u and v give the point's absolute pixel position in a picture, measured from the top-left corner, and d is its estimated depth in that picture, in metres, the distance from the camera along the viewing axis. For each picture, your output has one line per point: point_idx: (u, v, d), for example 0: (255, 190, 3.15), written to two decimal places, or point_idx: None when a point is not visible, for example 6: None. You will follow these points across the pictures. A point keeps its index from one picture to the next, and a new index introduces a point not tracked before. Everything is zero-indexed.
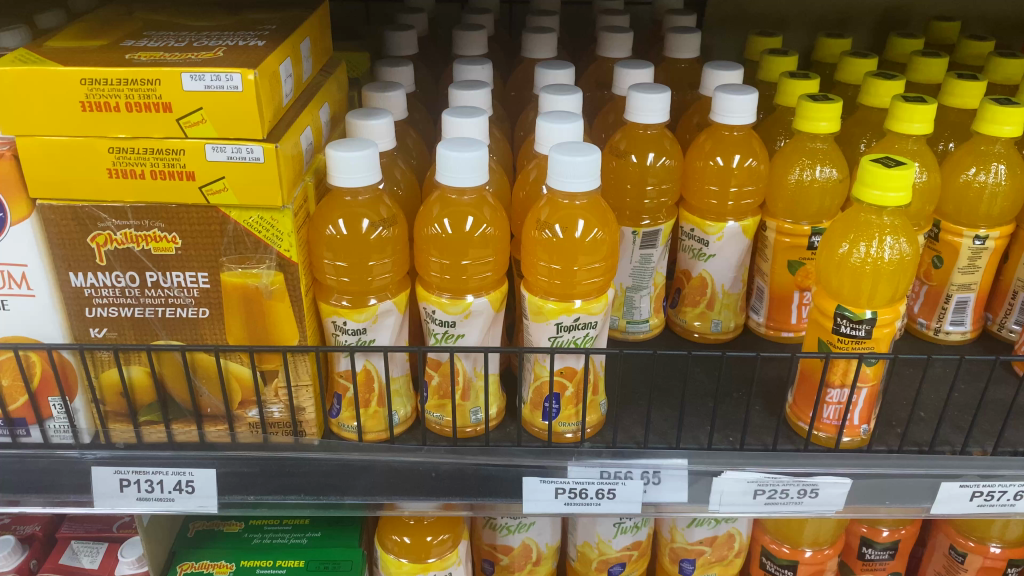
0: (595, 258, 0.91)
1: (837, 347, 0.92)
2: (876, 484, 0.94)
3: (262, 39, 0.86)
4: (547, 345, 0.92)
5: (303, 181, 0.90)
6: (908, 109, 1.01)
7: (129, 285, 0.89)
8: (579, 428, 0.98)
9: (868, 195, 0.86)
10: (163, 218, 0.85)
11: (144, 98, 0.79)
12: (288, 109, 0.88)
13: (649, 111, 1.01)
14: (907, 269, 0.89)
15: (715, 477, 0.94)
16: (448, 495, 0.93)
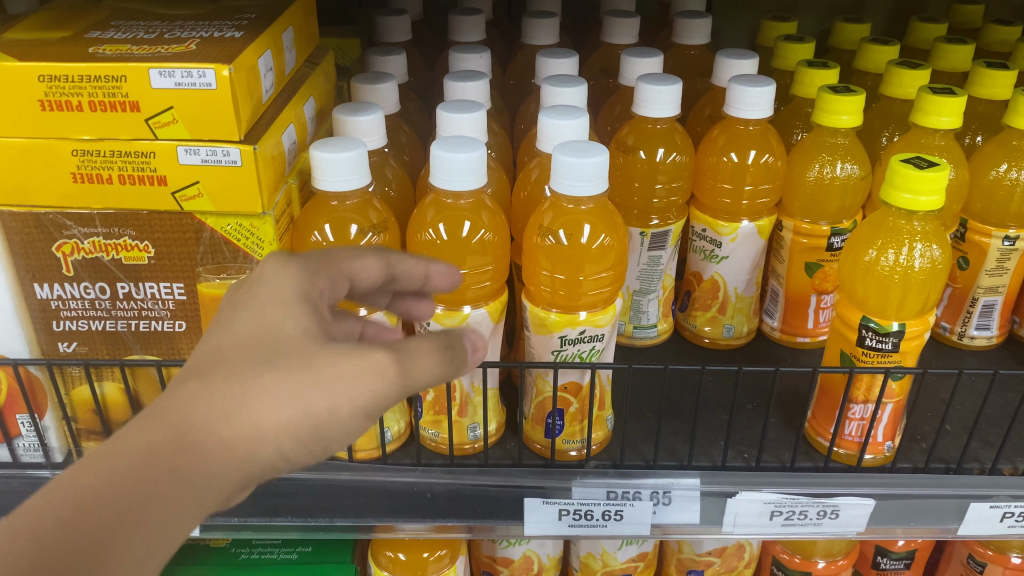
0: (602, 269, 0.84)
1: (861, 360, 0.85)
2: (901, 505, 0.88)
3: (239, 30, 0.79)
4: (551, 359, 0.86)
5: (287, 183, 0.83)
6: (937, 102, 0.95)
7: (99, 297, 0.83)
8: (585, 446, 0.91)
9: (896, 199, 0.80)
10: (134, 226, 0.79)
11: (109, 96, 0.72)
12: (268, 106, 0.81)
13: (659, 105, 0.94)
14: (939, 278, 0.82)
15: (729, 498, 0.88)
16: (447, 517, 0.88)
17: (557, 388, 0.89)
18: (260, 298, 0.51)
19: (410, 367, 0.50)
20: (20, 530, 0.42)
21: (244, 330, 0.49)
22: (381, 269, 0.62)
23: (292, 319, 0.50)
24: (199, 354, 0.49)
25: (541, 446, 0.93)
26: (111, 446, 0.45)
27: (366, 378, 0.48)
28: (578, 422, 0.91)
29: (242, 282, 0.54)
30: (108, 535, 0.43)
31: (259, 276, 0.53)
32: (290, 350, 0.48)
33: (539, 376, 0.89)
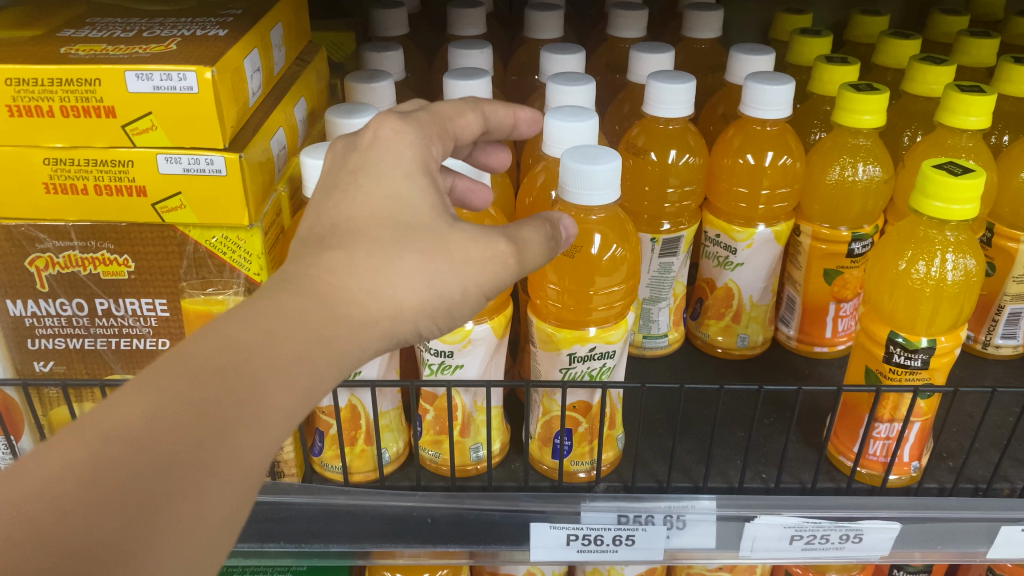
0: (613, 282, 0.79)
1: (889, 378, 0.80)
2: (928, 529, 0.83)
3: (224, 28, 0.73)
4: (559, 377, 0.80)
5: (277, 191, 0.78)
6: (965, 101, 0.90)
7: (77, 314, 0.78)
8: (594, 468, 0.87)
9: (928, 207, 0.74)
10: (112, 239, 0.73)
11: (83, 101, 0.66)
12: (255, 109, 0.75)
13: (671, 104, 0.89)
14: (972, 290, 0.77)
15: (747, 522, 0.83)
16: (448, 542, 0.83)
17: (566, 407, 0.84)
18: (384, 175, 0.56)
19: (522, 248, 0.58)
20: (175, 373, 0.43)
21: (373, 203, 0.55)
22: (479, 124, 0.68)
23: (418, 198, 0.55)
24: (332, 220, 0.54)
25: (547, 466, 0.88)
26: (261, 311, 0.47)
27: (489, 259, 0.56)
28: (587, 442, 0.86)
29: (354, 149, 0.59)
30: (256, 379, 0.45)
31: (376, 152, 0.57)
32: (423, 228, 0.54)
33: (546, 395, 0.84)
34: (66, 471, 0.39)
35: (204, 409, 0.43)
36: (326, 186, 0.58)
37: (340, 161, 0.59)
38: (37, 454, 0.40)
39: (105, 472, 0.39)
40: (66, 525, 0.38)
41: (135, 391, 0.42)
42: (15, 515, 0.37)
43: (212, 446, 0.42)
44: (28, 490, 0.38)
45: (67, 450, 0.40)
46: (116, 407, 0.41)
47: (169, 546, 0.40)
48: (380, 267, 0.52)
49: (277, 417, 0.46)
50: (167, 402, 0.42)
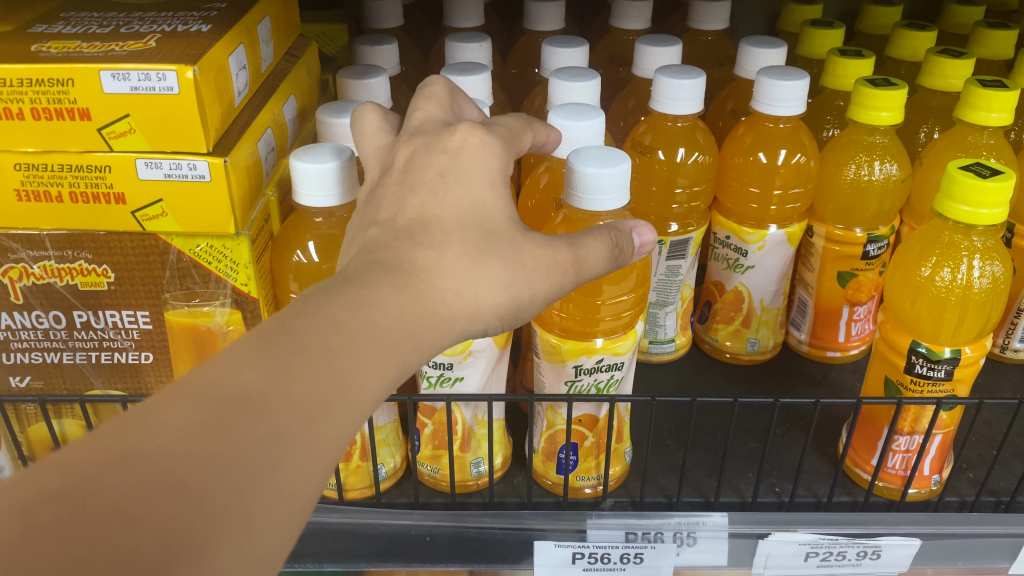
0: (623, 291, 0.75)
1: (910, 389, 0.77)
2: (950, 546, 0.79)
3: (206, 23, 0.69)
4: (564, 391, 0.77)
5: (265, 196, 0.73)
6: (987, 96, 0.85)
7: (54, 327, 0.73)
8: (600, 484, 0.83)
9: (954, 212, 0.70)
10: (90, 248, 0.69)
11: (55, 103, 0.62)
12: (241, 110, 0.71)
13: (679, 101, 0.84)
14: (999, 298, 0.73)
15: (761, 539, 0.79)
16: (448, 562, 0.80)
17: (572, 421, 0.80)
18: (475, 180, 0.56)
19: (586, 262, 0.58)
20: (277, 346, 0.43)
21: (461, 209, 0.54)
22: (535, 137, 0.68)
23: (500, 207, 0.55)
24: (419, 215, 0.54)
25: (551, 481, 0.85)
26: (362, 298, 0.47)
27: (558, 272, 0.56)
28: (593, 457, 0.82)
29: (440, 150, 0.58)
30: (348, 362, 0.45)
31: (467, 158, 0.57)
32: (504, 237, 0.54)
33: (550, 408, 0.80)
34: (184, 429, 0.38)
35: (307, 386, 0.42)
36: (408, 184, 0.56)
37: (424, 160, 0.57)
38: (151, 409, 0.38)
39: (224, 433, 0.38)
40: (186, 481, 0.36)
41: (246, 360, 0.42)
42: (135, 470, 0.36)
43: (308, 431, 0.41)
44: (146, 443, 0.37)
45: (184, 409, 0.38)
46: (228, 376, 0.41)
47: (271, 524, 0.39)
48: (461, 262, 0.52)
49: (360, 404, 0.44)
50: (278, 375, 0.42)
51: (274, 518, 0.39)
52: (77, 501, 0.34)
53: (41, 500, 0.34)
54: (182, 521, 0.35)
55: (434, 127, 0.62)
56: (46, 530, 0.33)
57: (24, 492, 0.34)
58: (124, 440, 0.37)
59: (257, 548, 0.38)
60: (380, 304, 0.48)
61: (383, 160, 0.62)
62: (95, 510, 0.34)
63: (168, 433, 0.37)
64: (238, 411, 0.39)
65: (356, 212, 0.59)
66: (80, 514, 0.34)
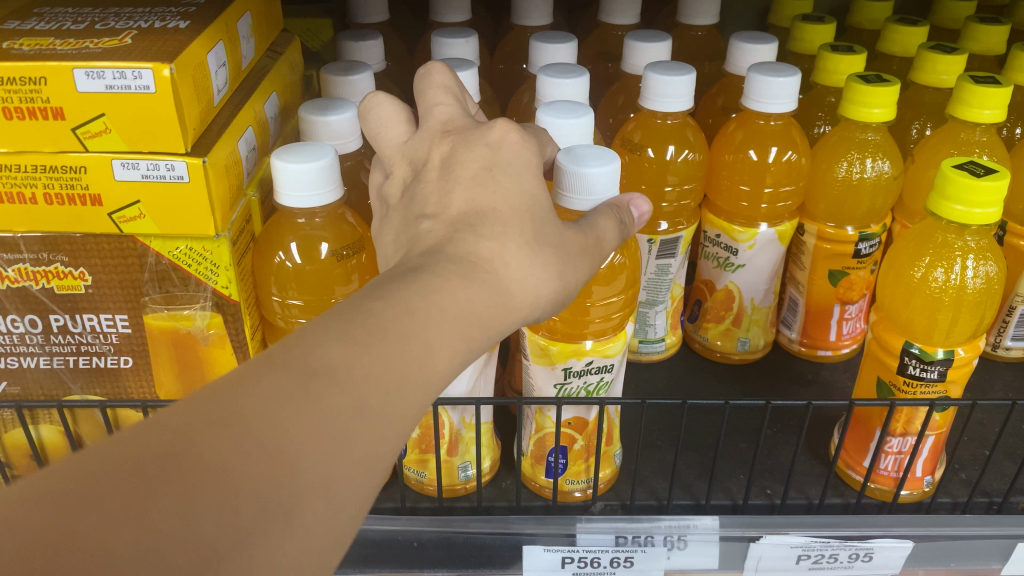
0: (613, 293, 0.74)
1: (902, 391, 0.76)
2: (943, 548, 0.78)
3: (184, 19, 0.67)
4: (553, 394, 0.75)
5: (246, 196, 0.72)
6: (979, 93, 0.84)
7: (29, 331, 0.72)
8: (590, 487, 0.82)
9: (948, 211, 0.69)
10: (66, 251, 0.67)
11: (27, 101, 0.60)
12: (221, 109, 0.69)
13: (671, 97, 0.83)
14: (993, 298, 0.73)
15: (752, 543, 0.78)
16: (436, 566, 0.78)
17: (561, 424, 0.79)
18: (521, 174, 0.51)
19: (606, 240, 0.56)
20: (342, 327, 0.40)
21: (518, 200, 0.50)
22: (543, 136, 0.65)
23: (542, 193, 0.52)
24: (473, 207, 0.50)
25: (537, 485, 0.84)
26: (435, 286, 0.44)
27: (590, 259, 0.54)
28: (582, 460, 0.81)
29: (479, 143, 0.53)
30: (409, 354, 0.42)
31: (509, 151, 0.52)
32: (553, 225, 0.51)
33: (539, 411, 0.79)
34: (267, 400, 0.36)
35: (385, 360, 0.40)
36: (449, 178, 0.52)
37: (462, 153, 0.53)
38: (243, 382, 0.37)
39: (308, 406, 0.37)
40: (271, 455, 0.35)
41: (329, 337, 0.40)
42: (191, 455, 0.33)
43: (360, 422, 0.38)
44: (232, 413, 0.35)
45: (255, 389, 0.36)
46: (312, 349, 0.39)
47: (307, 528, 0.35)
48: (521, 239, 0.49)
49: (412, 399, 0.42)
50: (357, 353, 0.39)
51: (354, 493, 0.38)
52: (164, 469, 0.32)
53: (127, 463, 0.32)
54: (238, 508, 0.33)
55: (465, 121, 0.57)
56: (140, 494, 0.31)
57: (107, 457, 0.32)
58: (215, 407, 0.35)
59: (339, 523, 0.37)
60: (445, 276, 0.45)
61: (416, 158, 0.57)
62: (187, 483, 0.32)
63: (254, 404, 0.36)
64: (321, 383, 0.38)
65: (395, 211, 0.55)
66: (176, 481, 0.32)
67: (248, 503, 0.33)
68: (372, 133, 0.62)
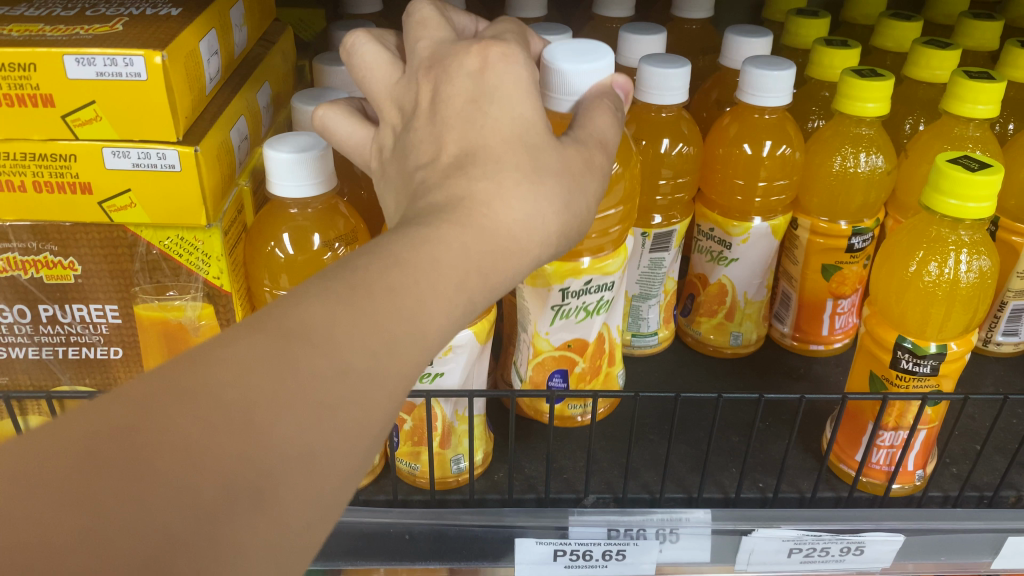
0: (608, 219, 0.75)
1: (895, 384, 0.76)
2: (934, 541, 0.79)
3: (177, 6, 0.66)
4: (551, 315, 0.77)
5: (237, 186, 0.71)
6: (974, 88, 0.84)
7: (18, 321, 0.71)
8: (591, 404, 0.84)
9: (943, 205, 0.69)
10: (56, 240, 0.67)
11: (17, 88, 0.59)
12: (213, 97, 0.69)
13: (666, 90, 0.83)
14: (987, 292, 0.73)
15: (745, 536, 0.78)
16: (428, 559, 0.78)
17: (559, 347, 0.79)
18: (511, 96, 0.48)
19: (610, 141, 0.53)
20: None
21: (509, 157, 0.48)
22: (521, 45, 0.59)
23: None
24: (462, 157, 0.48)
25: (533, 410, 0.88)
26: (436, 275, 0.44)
27: None
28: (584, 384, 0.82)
29: (460, 75, 0.49)
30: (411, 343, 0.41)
31: (493, 76, 0.48)
32: None
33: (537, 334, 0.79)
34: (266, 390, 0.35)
35: (394, 342, 0.39)
36: (439, 121, 0.49)
37: (445, 88, 0.49)
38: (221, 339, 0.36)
39: (307, 396, 0.36)
40: (273, 444, 0.34)
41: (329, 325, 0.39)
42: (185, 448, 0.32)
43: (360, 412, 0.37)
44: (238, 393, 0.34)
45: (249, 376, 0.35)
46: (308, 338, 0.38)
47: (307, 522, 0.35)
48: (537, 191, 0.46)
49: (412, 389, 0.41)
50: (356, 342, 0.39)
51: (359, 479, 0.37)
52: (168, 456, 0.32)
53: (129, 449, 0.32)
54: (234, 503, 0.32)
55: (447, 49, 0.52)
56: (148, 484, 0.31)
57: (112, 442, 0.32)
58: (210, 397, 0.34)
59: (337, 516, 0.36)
60: (449, 218, 0.43)
61: (402, 101, 0.53)
62: (180, 475, 0.32)
63: (261, 377, 0.35)
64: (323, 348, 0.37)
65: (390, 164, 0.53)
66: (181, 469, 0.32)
67: (238, 486, 0.33)
68: (359, 76, 0.57)
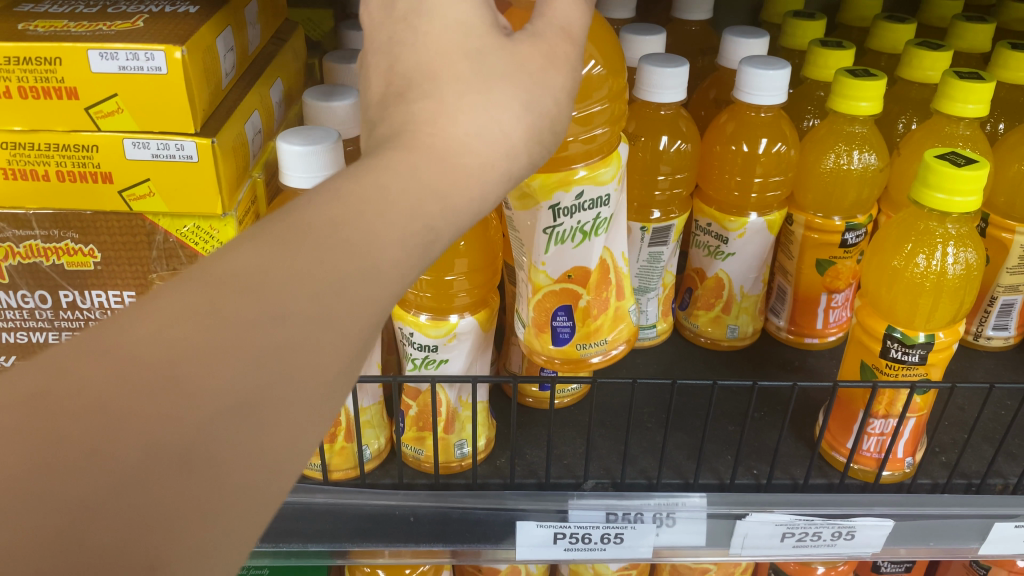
0: (595, 119, 0.68)
1: (884, 373, 0.79)
2: (922, 526, 0.81)
3: (194, 4, 0.69)
4: (544, 239, 0.71)
5: (251, 178, 0.74)
6: (964, 88, 0.86)
7: (39, 307, 0.74)
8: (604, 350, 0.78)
9: (930, 199, 0.72)
10: (76, 228, 0.69)
11: (42, 81, 0.62)
12: (228, 92, 0.71)
13: (664, 88, 0.85)
14: (973, 284, 0.76)
15: (739, 520, 0.80)
16: (431, 541, 0.80)
17: (559, 279, 0.74)
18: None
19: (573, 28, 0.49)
20: None
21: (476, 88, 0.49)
22: None
23: None
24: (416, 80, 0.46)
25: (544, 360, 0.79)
26: None
27: None
28: (591, 319, 0.77)
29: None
30: None
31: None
32: None
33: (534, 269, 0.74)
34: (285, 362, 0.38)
35: None
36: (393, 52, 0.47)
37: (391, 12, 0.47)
38: (222, 254, 0.37)
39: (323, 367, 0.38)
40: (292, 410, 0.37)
41: None
42: None
43: None
44: None
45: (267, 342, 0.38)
46: None
47: None
48: (514, 148, 0.46)
49: None
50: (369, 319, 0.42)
51: None
52: None
53: None
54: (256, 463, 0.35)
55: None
56: None
57: None
58: None
59: None
60: None
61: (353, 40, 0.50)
62: None
63: (244, 334, 0.35)
64: (339, 295, 0.38)
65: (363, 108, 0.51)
66: None
67: (260, 446, 0.35)
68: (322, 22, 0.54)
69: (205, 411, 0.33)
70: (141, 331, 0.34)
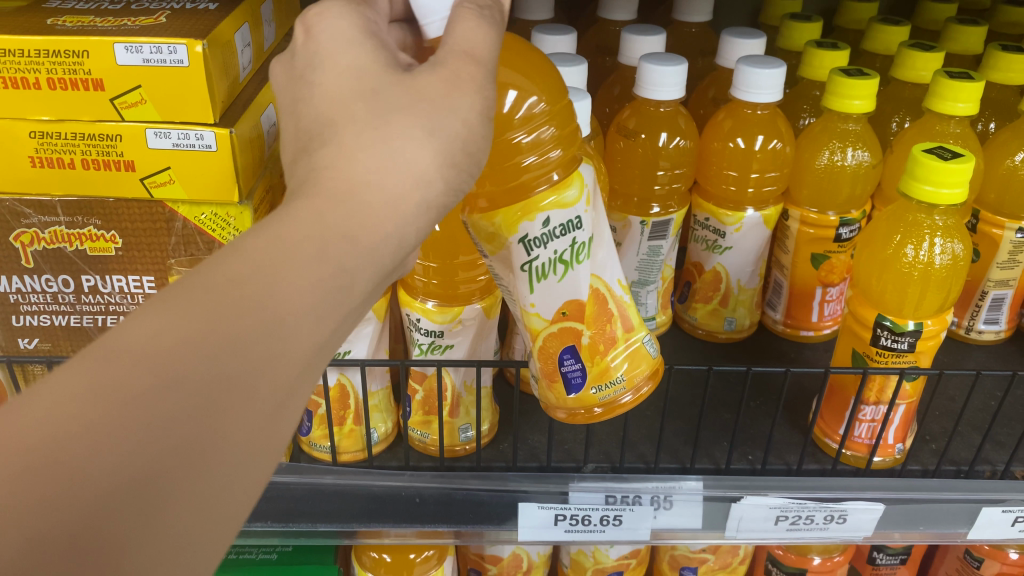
0: (545, 141, 0.64)
1: (875, 360, 0.81)
2: (912, 510, 0.84)
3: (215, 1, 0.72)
4: (523, 275, 0.68)
5: (266, 168, 0.77)
6: (953, 87, 0.89)
7: (62, 290, 0.77)
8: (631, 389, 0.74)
9: (918, 191, 0.75)
10: (99, 214, 0.73)
11: (70, 73, 0.65)
12: (245, 85, 0.74)
13: (662, 86, 0.88)
14: (959, 274, 0.78)
15: (734, 503, 0.83)
16: (435, 522, 0.83)
17: (554, 319, 0.71)
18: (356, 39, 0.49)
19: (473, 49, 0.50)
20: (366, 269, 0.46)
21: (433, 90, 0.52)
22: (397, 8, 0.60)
23: None
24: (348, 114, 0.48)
25: (567, 412, 0.75)
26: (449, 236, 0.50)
27: None
28: (600, 354, 0.72)
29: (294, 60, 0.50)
30: None
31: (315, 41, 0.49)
32: None
33: (527, 312, 0.71)
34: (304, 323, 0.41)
35: None
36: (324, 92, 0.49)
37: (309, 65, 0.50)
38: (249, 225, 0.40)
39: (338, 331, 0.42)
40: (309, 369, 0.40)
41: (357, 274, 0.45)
42: None
43: None
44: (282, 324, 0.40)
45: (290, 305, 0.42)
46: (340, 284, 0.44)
47: None
48: None
49: None
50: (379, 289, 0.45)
51: None
52: None
53: None
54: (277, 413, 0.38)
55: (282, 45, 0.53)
56: None
57: None
58: None
59: None
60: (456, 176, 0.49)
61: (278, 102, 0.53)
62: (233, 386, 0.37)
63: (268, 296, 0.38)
64: (323, 279, 0.41)
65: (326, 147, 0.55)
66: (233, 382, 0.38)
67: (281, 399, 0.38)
68: None
69: (231, 364, 0.37)
70: (168, 298, 0.37)
